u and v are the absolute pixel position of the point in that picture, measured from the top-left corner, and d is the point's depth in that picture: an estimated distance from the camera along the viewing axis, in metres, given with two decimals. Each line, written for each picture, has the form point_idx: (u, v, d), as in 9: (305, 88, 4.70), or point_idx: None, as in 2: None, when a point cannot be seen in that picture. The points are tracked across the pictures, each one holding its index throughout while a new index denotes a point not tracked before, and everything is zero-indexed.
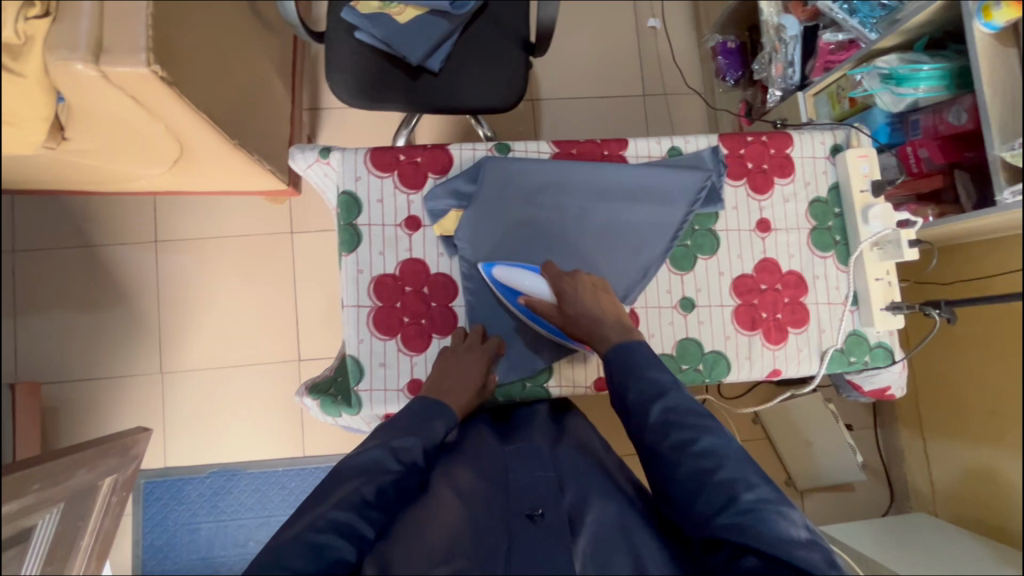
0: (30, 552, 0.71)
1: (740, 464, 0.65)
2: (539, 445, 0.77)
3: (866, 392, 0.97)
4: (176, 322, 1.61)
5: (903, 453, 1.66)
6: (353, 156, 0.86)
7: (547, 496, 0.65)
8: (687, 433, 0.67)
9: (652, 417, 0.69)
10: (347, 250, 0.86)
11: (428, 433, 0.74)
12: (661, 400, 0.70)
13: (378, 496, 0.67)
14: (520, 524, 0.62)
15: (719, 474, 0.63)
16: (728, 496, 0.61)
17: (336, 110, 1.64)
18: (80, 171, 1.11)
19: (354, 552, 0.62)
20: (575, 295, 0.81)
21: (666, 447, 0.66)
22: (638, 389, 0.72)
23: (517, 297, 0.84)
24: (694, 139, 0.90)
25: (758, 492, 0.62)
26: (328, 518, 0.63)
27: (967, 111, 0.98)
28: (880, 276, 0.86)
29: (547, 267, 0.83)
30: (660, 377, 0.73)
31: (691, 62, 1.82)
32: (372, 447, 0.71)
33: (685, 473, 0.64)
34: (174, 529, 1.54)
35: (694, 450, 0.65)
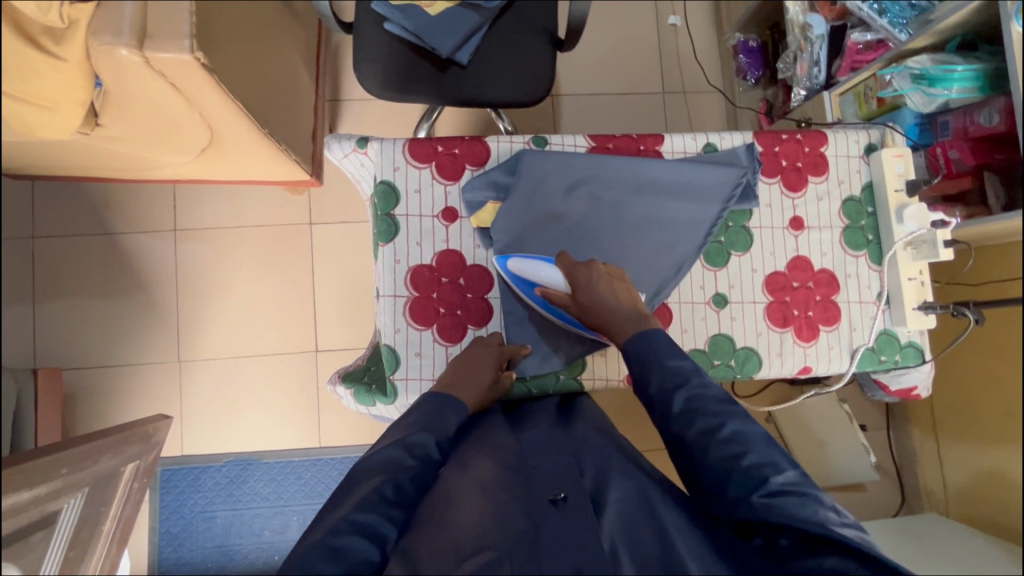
0: (56, 536, 0.71)
1: (766, 446, 0.64)
2: (549, 431, 0.80)
3: (893, 392, 0.97)
4: (195, 311, 1.61)
5: (915, 454, 1.67)
6: (391, 147, 0.86)
7: (569, 482, 0.67)
8: (712, 420, 0.66)
9: (676, 407, 0.68)
10: (384, 240, 0.86)
11: (443, 429, 0.73)
12: (684, 387, 0.69)
13: (397, 493, 0.64)
14: (545, 509, 0.63)
15: (747, 459, 0.62)
16: (759, 479, 0.61)
17: (358, 102, 1.63)
18: (109, 157, 1.12)
19: (378, 552, 0.59)
20: (588, 283, 0.79)
21: (694, 436, 0.66)
22: (660, 377, 0.70)
23: (533, 288, 0.83)
24: (729, 135, 0.90)
25: (787, 476, 0.61)
26: (349, 520, 0.60)
27: (999, 113, 0.99)
28: (913, 276, 0.87)
29: (562, 257, 0.82)
30: (682, 365, 0.71)
31: (711, 61, 1.82)
32: (388, 446, 0.69)
33: (715, 459, 0.63)
34: (190, 517, 1.55)
35: (722, 437, 0.65)
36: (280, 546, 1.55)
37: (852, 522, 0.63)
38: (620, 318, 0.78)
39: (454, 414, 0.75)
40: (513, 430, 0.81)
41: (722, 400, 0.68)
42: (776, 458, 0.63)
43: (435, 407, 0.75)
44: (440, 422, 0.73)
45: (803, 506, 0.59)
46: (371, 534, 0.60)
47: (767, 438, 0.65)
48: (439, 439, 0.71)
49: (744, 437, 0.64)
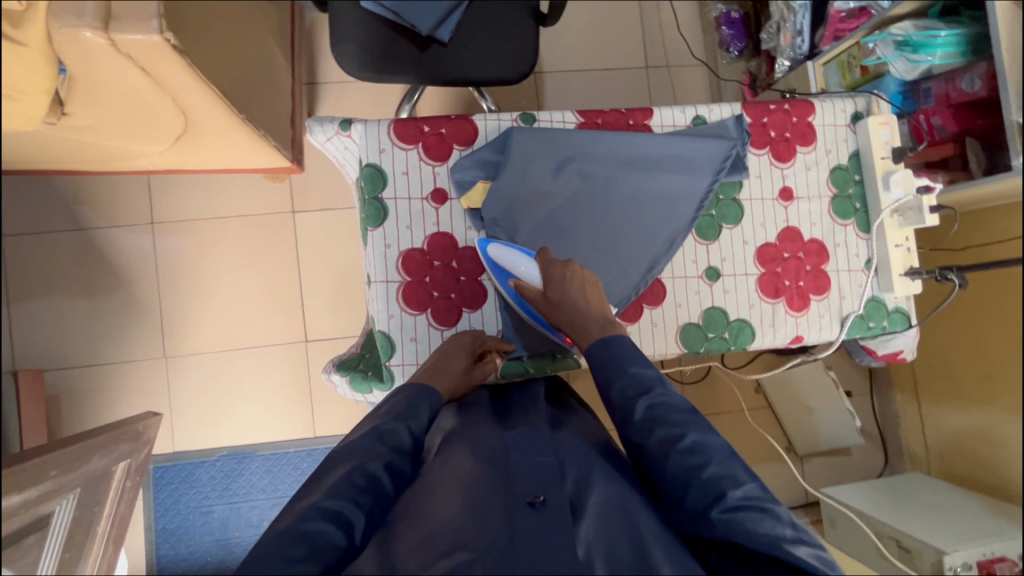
0: (52, 538, 0.69)
1: (727, 458, 0.63)
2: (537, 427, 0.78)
3: (880, 356, 0.98)
4: (178, 305, 1.57)
5: (898, 418, 1.72)
6: (376, 128, 0.84)
7: (547, 484, 0.66)
8: (673, 429, 0.65)
9: (637, 413, 0.67)
10: (373, 224, 0.84)
11: (417, 419, 0.73)
12: (645, 395, 0.68)
13: (368, 481, 0.64)
14: (522, 513, 0.63)
15: (707, 471, 0.62)
16: (717, 492, 0.60)
17: (335, 84, 1.59)
18: (79, 148, 1.07)
19: (342, 538, 0.59)
20: (560, 283, 0.78)
21: (654, 445, 0.65)
22: (622, 382, 0.69)
23: (508, 279, 0.83)
24: (717, 107, 0.90)
25: (746, 490, 0.61)
26: (318, 507, 0.60)
27: (981, 78, 1.00)
28: (899, 243, 0.88)
29: (542, 253, 0.81)
30: (646, 372, 0.70)
31: (694, 32, 1.80)
32: (363, 433, 0.69)
33: (672, 470, 0.63)
34: (186, 513, 1.54)
35: (682, 448, 0.64)
36: None
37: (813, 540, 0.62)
38: (588, 323, 0.76)
39: (424, 407, 0.74)
40: (496, 429, 0.79)
41: (685, 408, 0.67)
42: (734, 471, 0.62)
43: (413, 393, 0.74)
44: (414, 408, 0.73)
45: (761, 522, 0.59)
46: (338, 520, 0.60)
47: (728, 451, 0.64)
48: (413, 427, 0.72)
49: (705, 448, 0.63)
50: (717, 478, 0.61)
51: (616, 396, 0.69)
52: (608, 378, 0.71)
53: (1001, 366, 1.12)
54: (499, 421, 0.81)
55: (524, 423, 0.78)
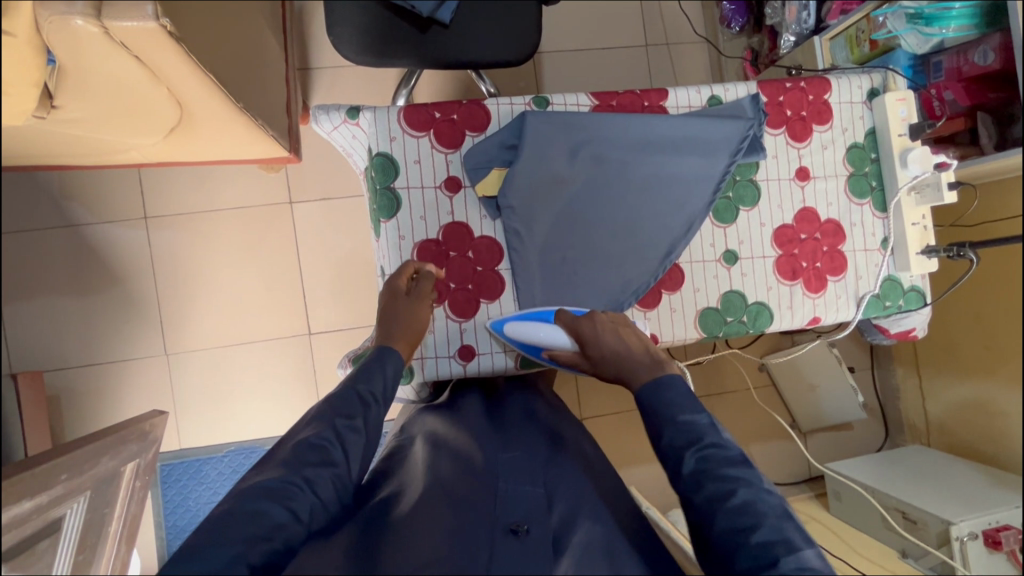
0: (64, 542, 0.65)
1: (780, 520, 0.58)
2: (535, 451, 0.76)
3: (892, 335, 0.99)
4: (177, 300, 1.54)
5: (898, 391, 1.74)
6: (386, 115, 0.81)
7: (531, 513, 0.64)
8: (722, 485, 0.59)
9: (685, 467, 0.62)
10: (386, 216, 0.82)
11: (372, 386, 0.71)
12: (695, 445, 0.62)
13: (316, 453, 0.64)
14: (503, 536, 0.60)
15: (758, 535, 0.56)
16: (770, 559, 0.55)
17: (331, 70, 1.54)
18: (67, 141, 1.03)
19: (287, 515, 0.59)
20: (594, 334, 0.77)
21: (701, 502, 0.60)
22: (672, 432, 0.63)
23: (540, 352, 0.82)
24: (732, 87, 0.88)
25: (803, 559, 0.55)
26: (262, 486, 0.60)
27: (994, 50, 0.98)
28: (916, 221, 0.87)
29: (559, 313, 0.80)
30: (695, 420, 0.65)
31: (695, 8, 1.77)
32: (317, 406, 0.70)
33: (721, 530, 0.57)
34: (196, 509, 1.53)
35: (731, 508, 0.58)
36: None
37: None
38: (634, 367, 0.72)
39: (379, 372, 0.73)
40: (496, 444, 0.77)
41: (737, 460, 0.61)
42: (793, 538, 0.56)
43: (368, 360, 0.74)
44: (367, 372, 0.72)
45: None
46: (281, 496, 0.59)
47: (781, 512, 0.58)
48: (368, 390, 0.71)
49: (757, 508, 0.58)
50: (769, 545, 0.56)
51: (666, 445, 0.64)
52: (657, 428, 0.66)
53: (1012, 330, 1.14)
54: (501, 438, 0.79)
55: (522, 445, 0.77)
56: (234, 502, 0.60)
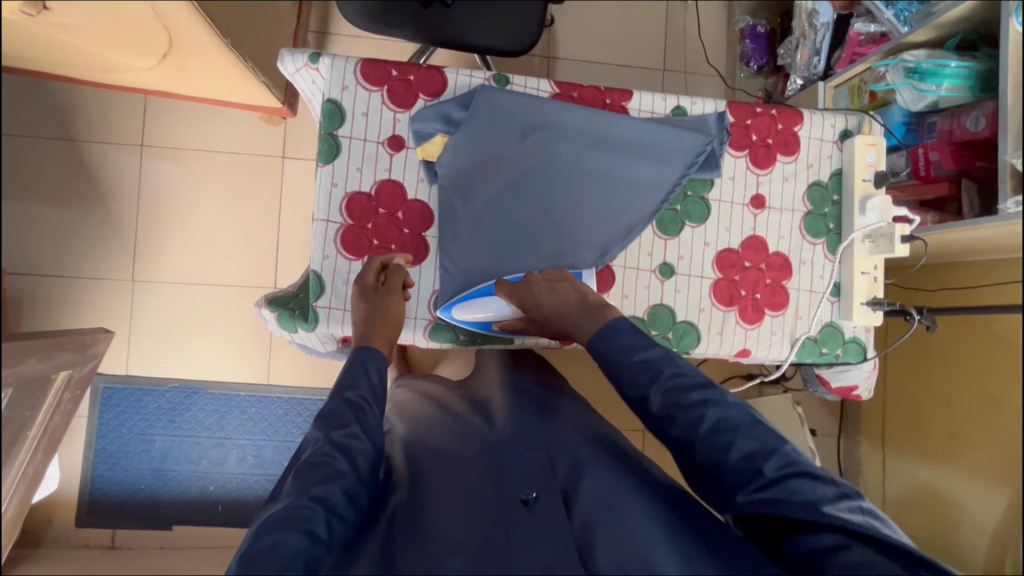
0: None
1: (752, 429, 0.67)
2: (526, 421, 0.79)
3: (834, 389, 1.03)
4: (153, 230, 1.55)
5: (860, 463, 1.62)
6: (343, 64, 0.84)
7: (538, 478, 0.68)
8: (692, 414, 0.68)
9: (654, 404, 0.71)
10: (324, 160, 0.85)
11: (358, 389, 0.72)
12: (659, 384, 0.71)
13: (321, 473, 0.62)
14: (515, 508, 0.64)
15: (735, 450, 0.66)
16: (753, 469, 0.65)
17: (345, 37, 1.56)
18: (67, 53, 1.03)
19: (306, 539, 0.56)
20: (532, 292, 0.82)
21: (678, 433, 0.69)
22: (632, 375, 0.72)
23: (490, 325, 0.87)
24: (700, 102, 0.92)
25: (781, 459, 0.65)
26: (269, 521, 0.58)
27: (986, 117, 0.96)
28: (866, 270, 0.91)
29: (499, 285, 0.83)
30: (652, 356, 0.73)
31: (717, 41, 1.75)
32: (309, 430, 0.69)
33: (704, 454, 0.67)
34: (128, 438, 1.52)
35: (706, 434, 0.67)
36: (215, 478, 1.54)
37: (851, 491, 0.67)
38: (577, 319, 0.79)
39: (365, 371, 0.74)
40: (484, 426, 0.82)
41: (701, 386, 0.70)
42: (767, 441, 0.66)
43: (350, 367, 0.75)
44: (351, 377, 0.73)
45: (802, 486, 0.64)
46: (298, 521, 0.57)
47: (751, 420, 0.68)
48: (355, 395, 0.71)
49: (730, 424, 0.67)
50: (749, 456, 0.65)
51: (631, 393, 0.72)
52: (618, 374, 0.74)
53: (1002, 397, 0.99)
54: (484, 420, 0.85)
55: (511, 418, 0.81)
56: (250, 541, 0.57)
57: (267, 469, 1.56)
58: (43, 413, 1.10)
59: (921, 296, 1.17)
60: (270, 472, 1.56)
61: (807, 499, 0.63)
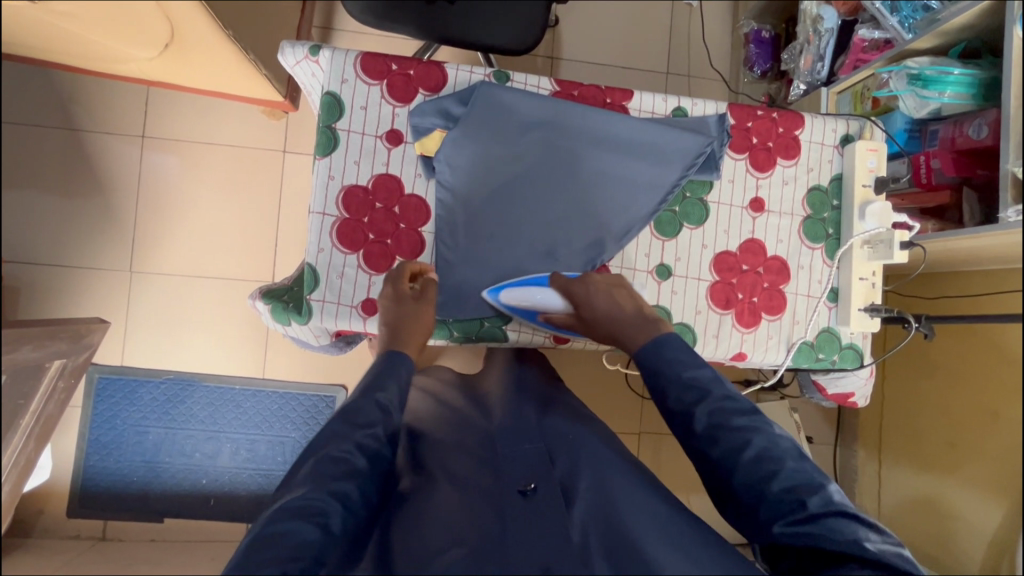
0: None
1: (797, 461, 0.66)
2: (524, 415, 0.79)
3: (830, 396, 1.03)
4: (152, 222, 1.55)
5: (858, 472, 1.62)
6: (343, 57, 0.84)
7: (536, 470, 0.67)
8: (737, 438, 0.67)
9: (698, 422, 0.70)
10: (322, 153, 0.85)
11: (388, 392, 0.72)
12: (705, 402, 0.70)
13: (340, 468, 0.62)
14: (513, 500, 0.63)
15: (779, 480, 0.64)
16: (796, 500, 0.63)
17: (349, 33, 1.56)
18: (70, 42, 1.03)
19: (319, 533, 0.56)
20: (586, 294, 0.83)
21: (718, 455, 0.67)
22: (677, 391, 0.72)
23: (535, 317, 0.87)
24: (701, 103, 0.92)
25: (825, 495, 0.64)
26: (285, 508, 0.58)
27: (988, 125, 0.95)
28: (864, 277, 0.91)
29: (554, 278, 0.84)
30: (699, 375, 0.73)
31: (722, 45, 1.75)
32: (331, 423, 0.68)
33: (742, 480, 0.65)
34: (122, 429, 1.52)
35: (747, 459, 0.66)
36: (208, 471, 1.54)
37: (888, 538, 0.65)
38: (629, 326, 0.81)
39: (394, 374, 0.74)
40: (481, 418, 0.82)
41: (748, 412, 0.69)
42: (813, 475, 0.64)
43: (376, 369, 0.74)
44: (381, 380, 0.72)
45: (844, 524, 0.62)
46: (311, 515, 0.57)
47: (797, 453, 0.67)
48: (386, 398, 0.71)
49: (773, 453, 0.66)
50: (792, 487, 0.64)
51: (674, 405, 0.72)
52: (663, 388, 0.74)
53: (999, 410, 0.98)
54: (482, 412, 0.84)
55: (509, 411, 0.81)
56: (259, 526, 0.57)
57: (260, 463, 1.55)
58: (36, 401, 1.10)
59: (921, 304, 1.17)
60: (263, 467, 1.55)
61: (850, 537, 0.61)
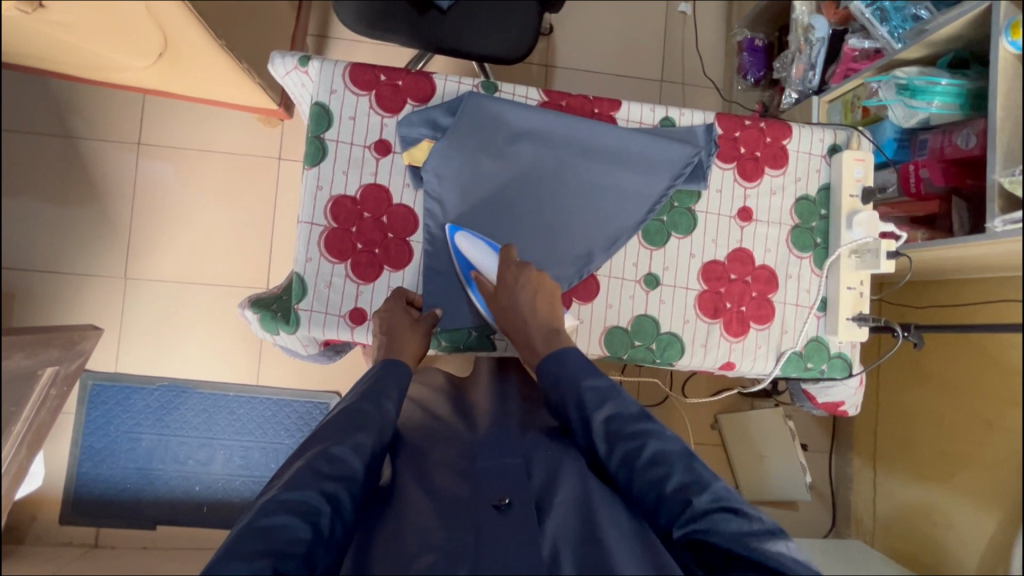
0: None
1: (688, 461, 0.65)
2: (508, 427, 0.78)
3: (821, 405, 1.03)
4: (147, 228, 1.55)
5: (852, 480, 1.60)
6: (332, 68, 0.85)
7: (515, 486, 0.67)
8: (631, 443, 0.66)
9: (594, 428, 0.68)
10: (311, 163, 0.86)
11: (389, 400, 0.73)
12: (602, 408, 0.69)
13: (333, 466, 0.62)
14: (487, 513, 0.62)
15: (672, 481, 0.63)
16: (684, 500, 0.62)
17: (344, 41, 1.57)
18: (66, 52, 1.04)
19: (309, 530, 0.56)
20: (511, 289, 0.81)
21: (615, 462, 0.66)
22: (574, 400, 0.70)
23: (469, 269, 0.85)
24: (689, 113, 0.93)
25: (713, 491, 0.63)
26: (278, 500, 0.58)
27: (977, 135, 0.96)
28: (852, 286, 0.91)
29: (504, 249, 0.83)
30: (597, 382, 0.71)
31: (715, 53, 1.75)
32: (331, 421, 0.69)
33: (641, 484, 0.64)
34: (115, 435, 1.51)
35: (640, 463, 0.65)
36: (201, 478, 1.53)
37: (780, 527, 0.64)
38: None
39: (395, 385, 0.75)
40: (466, 429, 0.81)
41: (637, 416, 0.68)
42: (701, 474, 0.63)
43: (378, 375, 0.76)
44: (384, 387, 0.74)
45: (730, 520, 0.61)
46: (303, 512, 0.57)
47: (685, 453, 0.66)
48: (387, 404, 0.72)
49: (666, 456, 0.65)
50: (682, 486, 0.63)
51: (574, 416, 0.70)
52: (561, 395, 0.72)
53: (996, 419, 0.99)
54: (469, 421, 0.83)
55: (494, 423, 0.80)
56: (250, 518, 0.58)
57: (253, 470, 1.55)
58: (28, 409, 1.10)
59: (913, 313, 1.19)
60: (256, 473, 1.55)
61: (735, 533, 0.60)
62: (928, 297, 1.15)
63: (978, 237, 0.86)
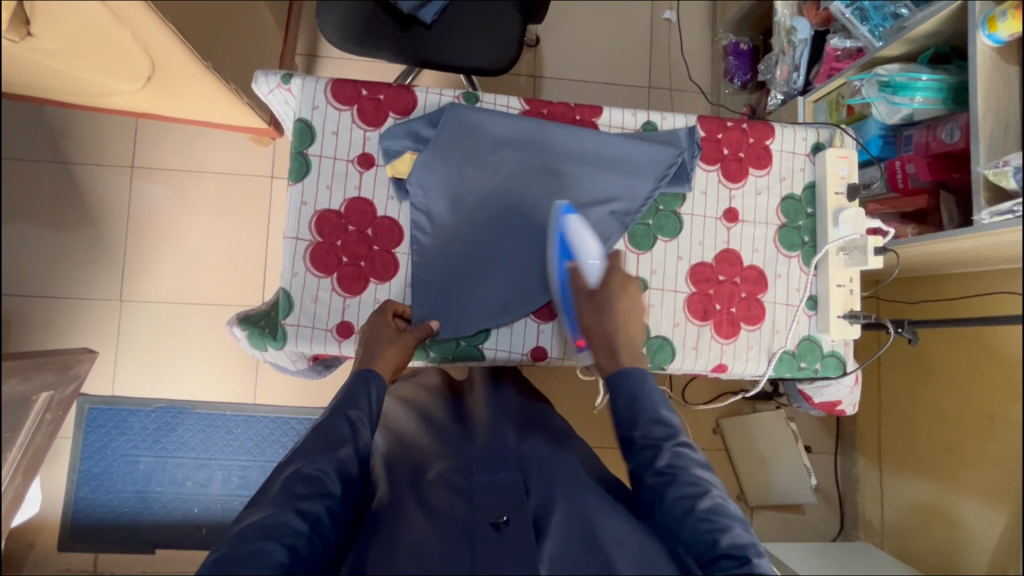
0: None
1: (743, 524, 0.64)
2: (504, 439, 0.77)
3: (817, 404, 1.03)
4: (141, 250, 1.56)
5: (857, 481, 1.57)
6: (313, 85, 0.86)
7: (511, 503, 0.65)
8: (696, 485, 0.65)
9: (660, 460, 0.67)
10: (295, 178, 0.86)
11: (357, 410, 0.71)
12: (670, 441, 0.69)
13: (311, 487, 0.62)
14: (484, 532, 0.61)
15: (729, 535, 0.62)
16: (740, 556, 0.61)
17: (334, 59, 1.59)
18: (56, 79, 1.05)
19: (287, 553, 0.56)
20: (608, 296, 0.81)
21: (673, 497, 0.65)
22: (646, 425, 0.70)
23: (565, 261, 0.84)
24: (671, 117, 0.93)
25: (764, 560, 0.62)
26: (257, 525, 0.58)
27: (960, 129, 0.97)
28: (842, 283, 0.90)
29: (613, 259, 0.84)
30: (672, 416, 0.71)
31: (702, 58, 1.77)
32: (303, 441, 0.67)
33: (694, 526, 0.63)
34: (113, 459, 1.51)
35: (705, 507, 0.64)
36: (199, 499, 1.52)
37: None
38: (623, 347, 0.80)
39: (366, 392, 0.73)
40: (462, 439, 0.80)
41: (704, 464, 0.68)
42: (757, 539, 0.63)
43: (351, 385, 0.74)
44: (352, 398, 0.72)
45: None
46: (282, 536, 0.57)
47: (742, 517, 0.65)
48: (358, 416, 0.70)
49: (727, 513, 0.64)
50: (739, 543, 0.62)
51: (642, 438, 0.69)
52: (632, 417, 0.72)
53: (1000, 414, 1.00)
54: (463, 433, 0.83)
55: (489, 435, 0.79)
56: (227, 546, 0.56)
57: (250, 490, 1.53)
58: (22, 434, 1.10)
59: (909, 309, 1.18)
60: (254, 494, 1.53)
61: None
62: (924, 295, 1.15)
63: (964, 231, 0.86)
